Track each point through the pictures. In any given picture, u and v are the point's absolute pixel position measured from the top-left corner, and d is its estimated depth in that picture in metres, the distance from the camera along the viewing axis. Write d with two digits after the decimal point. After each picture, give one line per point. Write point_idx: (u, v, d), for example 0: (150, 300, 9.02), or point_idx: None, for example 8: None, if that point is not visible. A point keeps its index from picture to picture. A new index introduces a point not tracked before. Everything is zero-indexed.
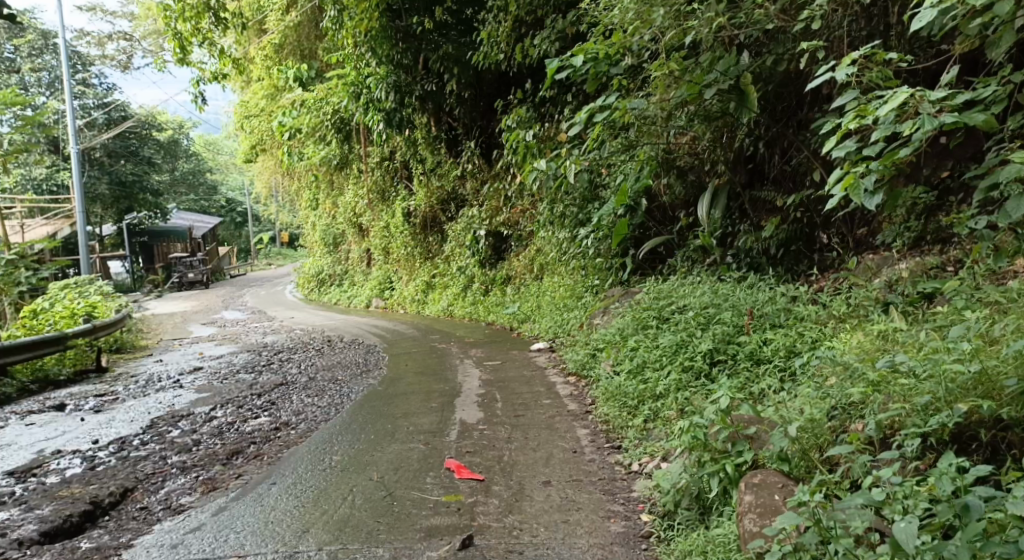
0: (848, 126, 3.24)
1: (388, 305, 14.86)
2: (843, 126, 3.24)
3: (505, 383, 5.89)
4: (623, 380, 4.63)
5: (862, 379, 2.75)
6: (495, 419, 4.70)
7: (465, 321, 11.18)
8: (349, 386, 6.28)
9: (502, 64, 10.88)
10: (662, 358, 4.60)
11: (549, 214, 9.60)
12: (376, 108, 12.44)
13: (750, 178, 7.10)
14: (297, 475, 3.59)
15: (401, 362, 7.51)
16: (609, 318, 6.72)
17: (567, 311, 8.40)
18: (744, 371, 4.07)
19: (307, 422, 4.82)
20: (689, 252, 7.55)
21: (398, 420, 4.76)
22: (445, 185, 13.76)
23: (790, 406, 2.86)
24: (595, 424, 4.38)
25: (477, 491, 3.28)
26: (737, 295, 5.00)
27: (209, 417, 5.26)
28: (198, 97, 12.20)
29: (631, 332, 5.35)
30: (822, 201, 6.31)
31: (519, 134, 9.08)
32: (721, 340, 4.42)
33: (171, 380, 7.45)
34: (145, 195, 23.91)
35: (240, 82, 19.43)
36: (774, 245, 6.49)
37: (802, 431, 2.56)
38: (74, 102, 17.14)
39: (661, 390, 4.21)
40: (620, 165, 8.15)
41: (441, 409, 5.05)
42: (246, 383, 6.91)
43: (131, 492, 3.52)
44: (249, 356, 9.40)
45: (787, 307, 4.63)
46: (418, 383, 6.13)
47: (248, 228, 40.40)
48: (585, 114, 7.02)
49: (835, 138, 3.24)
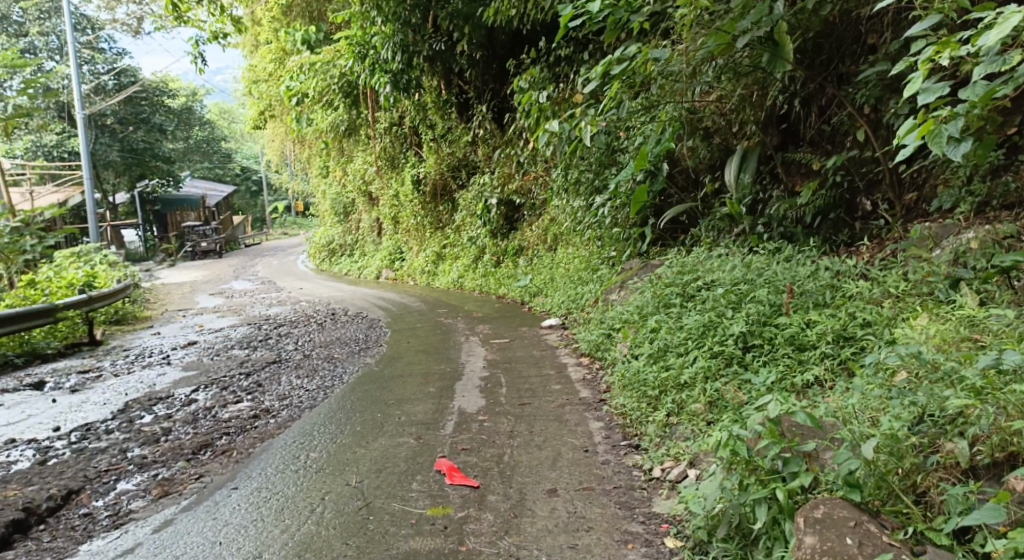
0: (927, 64, 2.67)
1: (398, 276, 14.40)
2: (925, 61, 2.72)
3: (511, 364, 5.39)
4: (641, 365, 4.10)
5: (952, 383, 2.20)
6: (498, 408, 4.21)
7: (475, 294, 10.65)
8: (343, 367, 5.82)
9: (514, 22, 10.22)
10: (687, 342, 4.04)
11: (563, 181, 8.97)
12: (382, 70, 11.64)
13: (783, 139, 6.43)
14: (265, 476, 3.13)
15: (403, 339, 7.02)
16: (626, 294, 6.15)
17: (582, 285, 7.84)
18: (785, 360, 3.50)
19: (290, 409, 4.35)
20: (715, 221, 6.91)
21: (390, 408, 4.28)
22: (456, 152, 13.09)
23: (853, 413, 2.32)
24: (609, 415, 3.87)
25: (470, 503, 2.80)
26: (774, 269, 4.40)
27: (189, 400, 4.82)
28: (197, 58, 11.60)
29: (651, 311, 4.79)
30: (867, 165, 5.64)
31: (533, 95, 8.43)
32: (757, 322, 3.84)
33: (160, 356, 7.05)
34: (157, 162, 23.53)
35: (249, 46, 18.80)
36: (810, 214, 5.84)
37: (878, 450, 2.06)
38: (78, 66, 16.63)
39: (685, 379, 3.68)
40: (639, 126, 7.51)
41: (439, 396, 4.55)
42: (236, 360, 6.47)
43: (75, 495, 3.09)
44: (247, 329, 8.96)
45: (834, 283, 4.02)
46: (417, 364, 5.64)
47: (262, 197, 40.03)
48: (602, 67, 6.33)
49: (916, 74, 2.70)
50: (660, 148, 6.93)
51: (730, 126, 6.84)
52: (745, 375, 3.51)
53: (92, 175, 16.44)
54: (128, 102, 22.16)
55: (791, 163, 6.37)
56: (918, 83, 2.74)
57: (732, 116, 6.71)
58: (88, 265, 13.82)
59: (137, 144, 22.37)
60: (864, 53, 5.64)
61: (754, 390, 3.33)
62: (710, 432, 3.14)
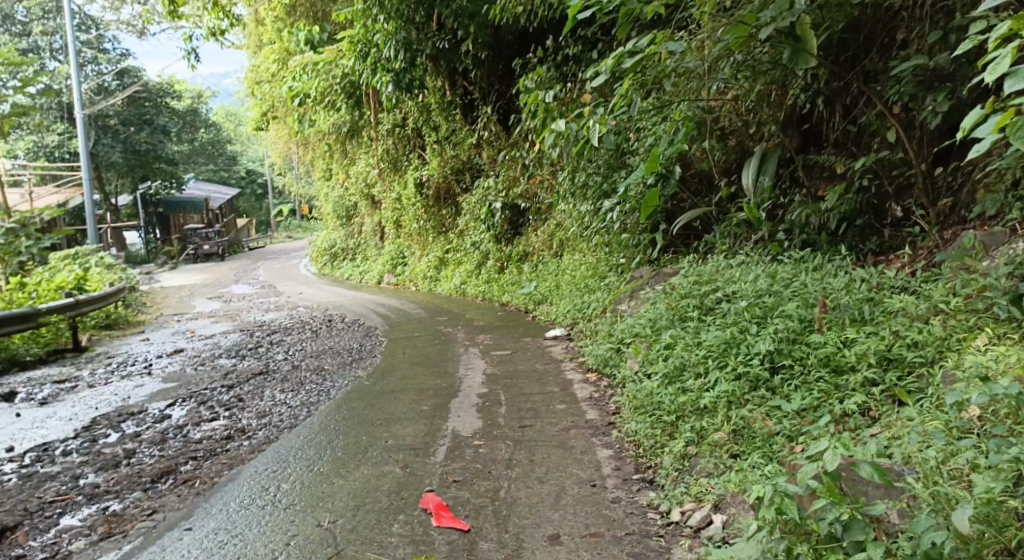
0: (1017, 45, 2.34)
1: (400, 281, 14.04)
2: (1013, 43, 2.37)
3: (512, 380, 4.99)
4: (655, 386, 3.69)
5: None
6: (495, 431, 3.82)
7: (478, 301, 10.26)
8: (332, 380, 5.43)
9: (520, 19, 9.87)
10: (706, 360, 3.63)
11: (569, 185, 8.59)
12: (384, 69, 11.20)
13: (804, 141, 6.04)
14: (226, 513, 2.76)
15: (398, 350, 6.62)
16: (637, 305, 5.76)
17: (588, 293, 7.45)
18: (819, 387, 3.09)
19: (267, 430, 3.95)
20: (731, 227, 6.49)
21: (377, 430, 3.89)
22: (460, 155, 12.70)
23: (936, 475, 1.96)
24: (618, 442, 3.46)
25: (459, 553, 2.45)
26: (802, 280, 3.98)
27: (162, 416, 4.44)
28: (191, 54, 11.30)
29: (666, 324, 4.38)
30: (898, 168, 5.23)
31: (539, 95, 8.04)
32: (785, 340, 3.43)
33: (142, 365, 6.67)
34: (160, 163, 23.28)
35: (251, 46, 18.52)
36: (834, 220, 5.43)
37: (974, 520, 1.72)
38: (79, 65, 16.37)
39: (706, 404, 3.28)
40: (650, 127, 7.13)
41: (432, 416, 4.16)
42: (221, 372, 6.09)
43: (10, 532, 2.71)
44: (238, 336, 8.59)
45: (871, 298, 3.59)
46: (411, 379, 5.25)
47: (267, 201, 39.80)
48: (611, 59, 5.73)
49: (1002, 58, 2.36)
50: (673, 149, 6.46)
51: (748, 127, 6.45)
52: (774, 401, 3.11)
53: (91, 176, 16.14)
54: (131, 102, 21.93)
55: (813, 166, 5.98)
56: (1003, 65, 2.39)
57: (750, 116, 6.33)
58: (82, 268, 13.51)
59: (140, 146, 22.10)
60: (895, 48, 5.25)
61: (788, 422, 2.93)
62: (738, 471, 2.73)
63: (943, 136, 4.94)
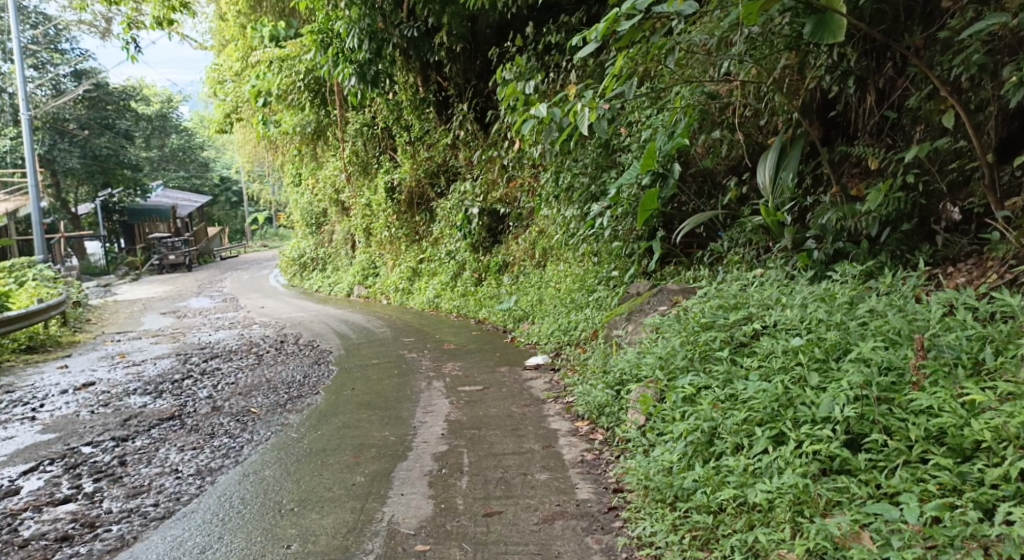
0: None
1: (371, 293, 12.87)
2: None
3: (479, 431, 3.86)
4: (675, 462, 2.58)
5: None
6: (444, 525, 2.68)
7: (452, 317, 9.13)
8: (253, 429, 4.29)
9: (498, 5, 8.77)
10: (750, 425, 2.52)
11: (553, 187, 7.50)
12: (346, 60, 10.04)
13: (828, 132, 5.05)
14: None
15: (347, 384, 5.47)
16: (635, 330, 4.65)
17: (575, 311, 6.37)
18: (937, 482, 1.98)
19: (127, 524, 2.87)
20: (744, 233, 5.41)
21: (282, 523, 2.77)
22: (434, 156, 11.53)
23: None
24: (625, 551, 2.33)
25: None
26: (870, 306, 2.89)
27: (5, 494, 3.38)
28: (131, 43, 10.07)
29: (681, 365, 3.28)
30: (951, 161, 4.08)
31: (518, 86, 6.97)
32: (866, 398, 2.32)
33: (29, 408, 5.51)
34: (123, 170, 21.81)
35: (214, 43, 17.24)
36: (874, 224, 4.31)
37: None
38: (23, 63, 14.95)
39: (757, 500, 2.17)
40: (646, 120, 6.08)
41: (365, 495, 3.03)
42: (121, 415, 4.94)
43: None
44: (170, 363, 7.42)
45: (986, 335, 2.45)
46: (352, 429, 4.09)
47: (243, 209, 38.28)
48: (600, 27, 4.58)
49: None
50: (673, 143, 5.43)
51: (758, 117, 5.36)
52: (869, 504, 2.00)
53: (36, 182, 14.75)
54: (91, 106, 20.49)
55: (841, 161, 4.93)
56: None
57: (762, 104, 5.24)
58: (17, 283, 12.16)
59: (100, 150, 20.66)
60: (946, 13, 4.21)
61: (901, 544, 1.81)
62: None
63: (1013, 120, 3.89)
